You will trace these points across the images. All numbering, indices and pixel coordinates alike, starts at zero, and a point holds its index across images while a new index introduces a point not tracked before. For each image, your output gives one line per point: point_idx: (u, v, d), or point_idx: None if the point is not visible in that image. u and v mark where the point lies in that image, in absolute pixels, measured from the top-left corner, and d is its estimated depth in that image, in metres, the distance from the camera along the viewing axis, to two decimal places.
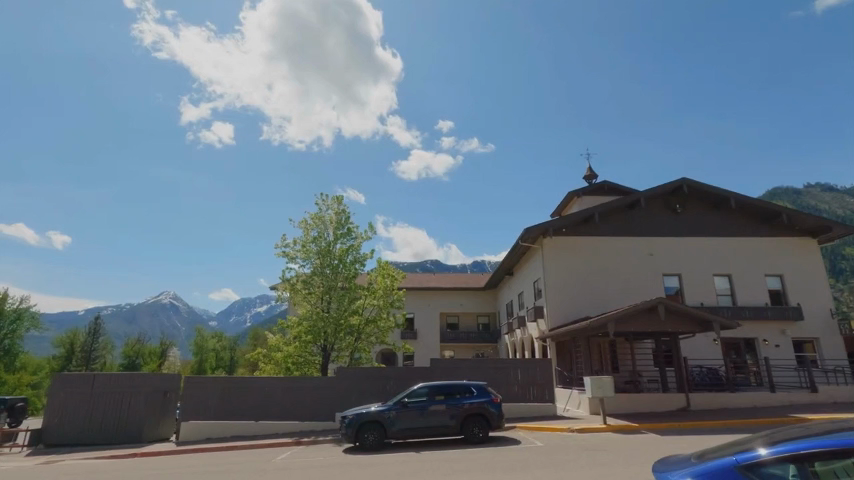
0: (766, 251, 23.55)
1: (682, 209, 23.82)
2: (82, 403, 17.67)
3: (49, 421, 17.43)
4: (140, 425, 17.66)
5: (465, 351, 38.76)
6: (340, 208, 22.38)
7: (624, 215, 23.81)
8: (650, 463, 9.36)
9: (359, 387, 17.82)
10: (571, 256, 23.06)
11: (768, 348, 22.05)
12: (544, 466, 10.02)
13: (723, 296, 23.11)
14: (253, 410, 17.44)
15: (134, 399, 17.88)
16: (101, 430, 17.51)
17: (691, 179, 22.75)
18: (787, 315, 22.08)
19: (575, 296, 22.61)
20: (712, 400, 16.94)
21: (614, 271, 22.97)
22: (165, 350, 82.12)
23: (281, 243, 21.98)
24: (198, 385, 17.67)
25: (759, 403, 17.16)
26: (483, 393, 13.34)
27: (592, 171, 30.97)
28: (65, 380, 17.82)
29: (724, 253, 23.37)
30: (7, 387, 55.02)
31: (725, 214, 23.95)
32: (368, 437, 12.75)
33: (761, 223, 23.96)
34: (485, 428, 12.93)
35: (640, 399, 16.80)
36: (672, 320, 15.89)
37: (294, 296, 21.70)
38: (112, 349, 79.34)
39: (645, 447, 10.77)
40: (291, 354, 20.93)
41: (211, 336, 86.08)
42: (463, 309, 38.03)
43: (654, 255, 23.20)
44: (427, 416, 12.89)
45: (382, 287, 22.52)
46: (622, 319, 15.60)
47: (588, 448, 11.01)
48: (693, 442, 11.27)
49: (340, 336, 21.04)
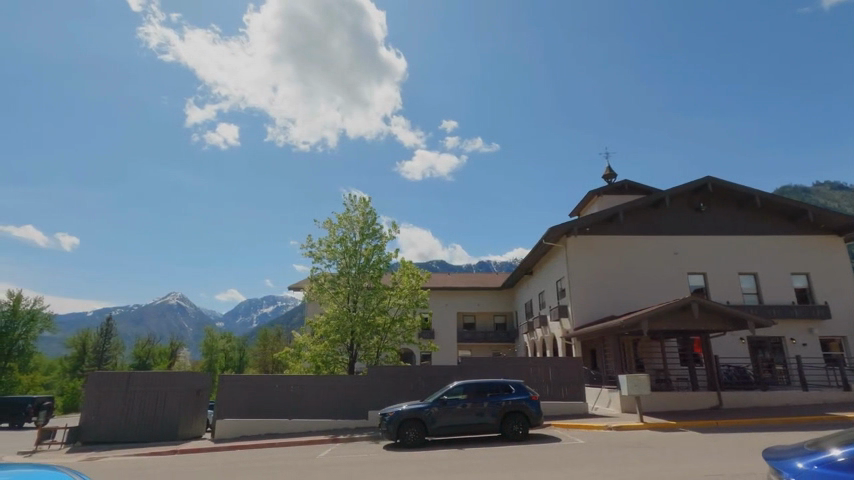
0: (791, 250, 23.44)
1: (706, 207, 23.78)
2: (118, 401, 17.96)
3: (85, 420, 17.73)
4: (174, 424, 17.93)
5: (483, 350, 38.73)
6: (366, 208, 22.64)
7: (647, 214, 23.78)
8: (703, 459, 9.34)
9: (390, 386, 17.95)
10: (595, 255, 23.08)
11: (795, 346, 21.97)
12: (593, 463, 10.04)
13: (749, 295, 23.04)
14: (286, 408, 17.63)
15: (168, 398, 18.15)
16: (136, 428, 17.81)
17: (716, 178, 22.67)
18: (814, 314, 21.97)
19: (599, 295, 22.62)
20: (744, 399, 16.94)
21: (638, 269, 22.97)
22: (175, 350, 82.84)
23: (306, 244, 22.08)
24: (231, 385, 17.84)
25: (792, 402, 17.10)
26: (521, 391, 13.43)
27: (611, 170, 30.88)
28: (100, 380, 18.08)
29: (750, 252, 23.28)
30: (22, 387, 55.84)
31: (749, 213, 23.88)
32: (409, 435, 12.88)
33: (785, 222, 23.84)
34: (525, 426, 13.02)
35: (672, 398, 16.82)
36: (705, 319, 15.89)
37: (321, 296, 21.93)
38: (124, 350, 80.12)
39: (690, 444, 10.80)
40: (319, 353, 21.10)
41: (220, 336, 86.88)
42: (479, 309, 38.15)
43: (679, 255, 23.17)
44: (467, 414, 13.01)
45: (407, 287, 22.62)
46: (656, 318, 15.63)
47: (633, 445, 11.00)
48: (739, 439, 11.24)
49: (366, 335, 21.19)
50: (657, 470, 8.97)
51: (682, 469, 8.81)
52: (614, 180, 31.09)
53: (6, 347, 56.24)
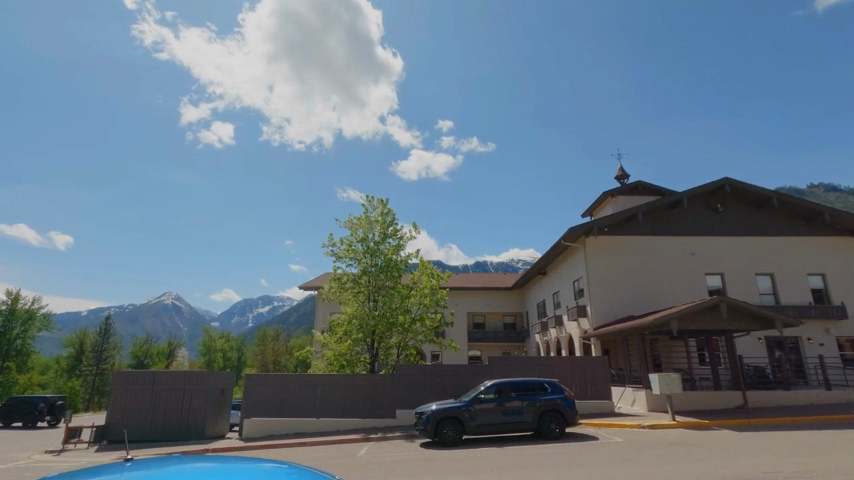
0: (806, 250, 23.67)
1: (723, 209, 23.99)
2: (144, 400, 17.93)
3: (113, 418, 17.69)
4: (200, 423, 17.94)
5: (493, 350, 38.83)
6: (385, 208, 22.94)
7: (666, 214, 23.95)
8: (753, 454, 9.47)
9: (417, 385, 18.04)
10: (614, 255, 23.22)
11: (812, 346, 22.20)
12: (642, 460, 10.04)
13: (766, 295, 23.24)
14: (314, 407, 17.69)
15: (194, 397, 18.15)
16: (162, 426, 17.78)
17: (734, 179, 22.87)
18: (831, 314, 22.17)
19: (618, 295, 22.76)
20: (768, 398, 17.19)
21: (657, 269, 23.12)
22: (174, 351, 82.41)
23: (328, 243, 22.51)
24: (259, 383, 17.84)
25: (815, 401, 17.34)
26: (556, 390, 13.55)
27: (623, 171, 31.10)
28: (126, 378, 18.02)
29: (766, 252, 23.51)
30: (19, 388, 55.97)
31: (764, 213, 24.09)
32: (447, 434, 12.93)
33: (801, 222, 24.06)
34: (561, 424, 13.13)
35: (699, 398, 16.96)
36: (732, 318, 16.05)
37: (342, 295, 22.23)
38: (122, 349, 79.60)
39: (733, 440, 10.96)
40: (341, 352, 21.12)
41: (219, 336, 86.69)
42: (489, 309, 38.46)
43: (696, 255, 23.34)
44: (503, 413, 13.08)
45: (428, 287, 22.57)
46: (684, 317, 15.75)
47: (677, 444, 11.01)
48: (781, 436, 11.28)
49: (387, 334, 21.28)
50: (711, 466, 9.06)
51: (736, 464, 8.95)
52: (627, 181, 31.26)
53: (3, 347, 55.87)
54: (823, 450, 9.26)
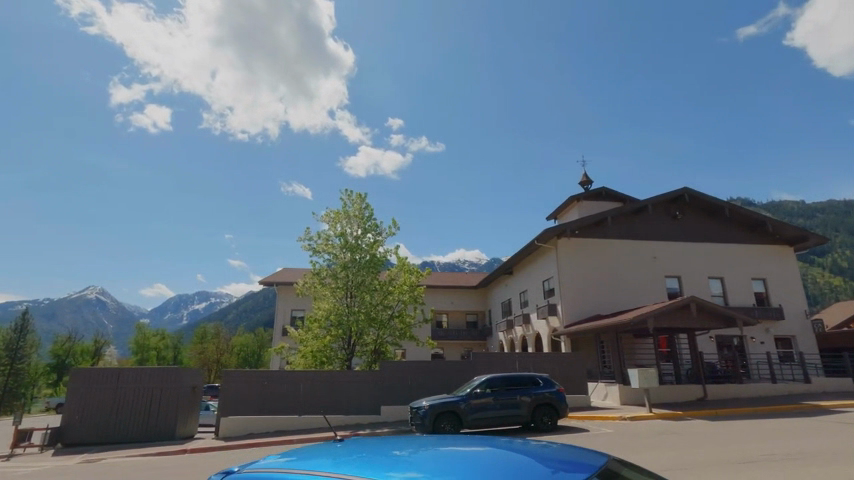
0: (751, 256, 25.93)
1: (681, 216, 25.81)
2: (104, 400, 16.64)
3: (68, 421, 16.31)
4: (169, 424, 16.79)
5: (454, 349, 39.31)
6: (363, 204, 22.74)
7: (631, 219, 25.40)
8: (741, 438, 10.32)
9: (401, 380, 17.98)
10: (583, 257, 24.26)
11: (754, 344, 24.39)
12: (641, 447, 10.59)
13: (716, 297, 25.22)
14: (296, 403, 17.22)
15: (163, 396, 16.98)
16: (124, 428, 16.55)
17: (692, 189, 24.71)
18: (770, 315, 24.48)
19: (587, 295, 23.86)
20: (724, 391, 18.71)
21: (622, 272, 24.44)
22: (101, 349, 75.75)
23: (305, 237, 21.94)
24: (238, 379, 17.11)
25: (764, 394, 19.08)
26: (548, 384, 14.03)
27: (587, 177, 32.57)
28: (85, 376, 16.70)
29: (717, 257, 25.51)
30: None
31: (716, 221, 26.18)
32: (444, 428, 13.06)
33: (747, 231, 26.32)
34: (553, 417, 13.64)
35: (666, 391, 18.15)
36: (700, 317, 17.30)
37: (319, 290, 21.78)
38: (40, 348, 72.39)
39: (715, 427, 11.87)
40: (318, 347, 20.69)
41: (153, 334, 81.11)
42: (453, 307, 39.09)
43: (657, 259, 24.91)
44: (498, 407, 13.38)
45: (407, 283, 22.56)
46: (659, 316, 16.85)
47: (666, 432, 11.77)
48: (754, 423, 12.37)
49: (365, 331, 21.07)
50: (707, 449, 9.79)
51: (730, 447, 9.71)
52: (589, 187, 32.77)
53: None
54: (800, 433, 10.30)
